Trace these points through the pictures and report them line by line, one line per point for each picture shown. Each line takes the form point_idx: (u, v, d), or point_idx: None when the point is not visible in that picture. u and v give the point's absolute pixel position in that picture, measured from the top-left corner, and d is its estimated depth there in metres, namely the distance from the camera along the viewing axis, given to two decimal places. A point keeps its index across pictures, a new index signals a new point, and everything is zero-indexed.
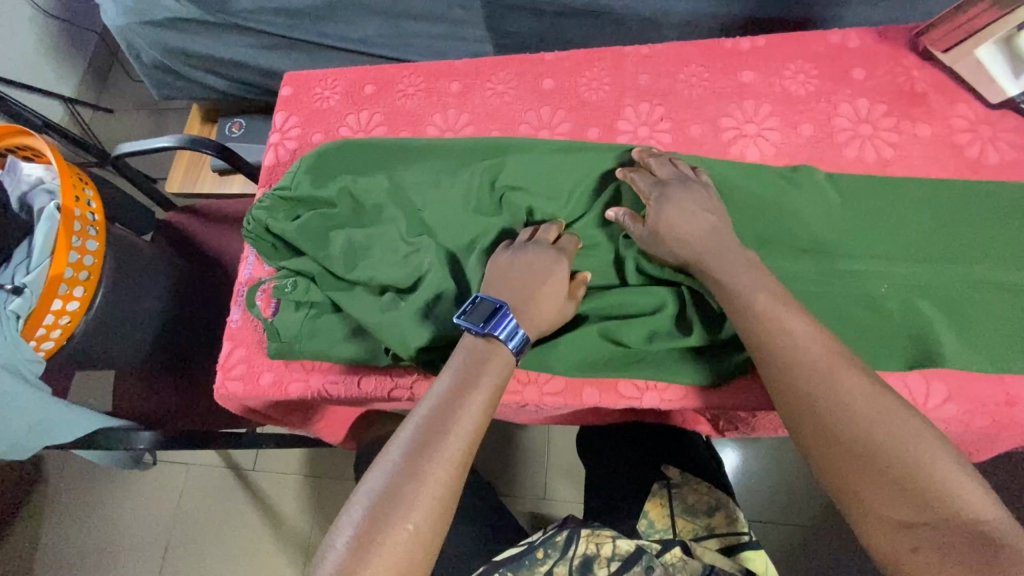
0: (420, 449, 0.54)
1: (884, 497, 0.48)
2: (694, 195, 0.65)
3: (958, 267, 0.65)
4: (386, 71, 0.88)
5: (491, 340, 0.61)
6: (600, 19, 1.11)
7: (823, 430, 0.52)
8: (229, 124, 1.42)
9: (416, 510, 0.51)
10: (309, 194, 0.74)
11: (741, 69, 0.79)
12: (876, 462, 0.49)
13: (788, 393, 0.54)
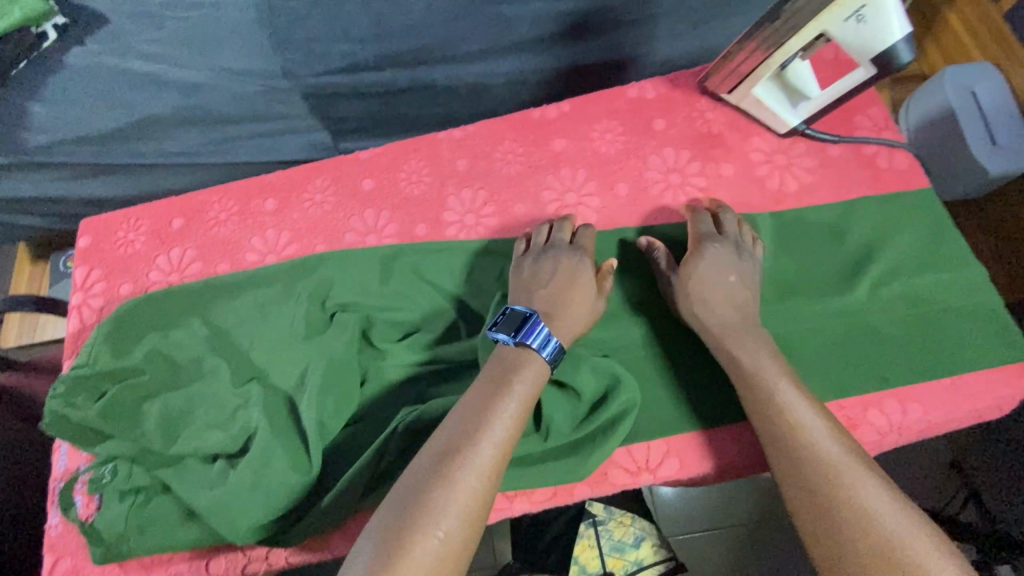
0: (428, 484, 0.50)
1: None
2: (739, 266, 0.66)
3: (775, 301, 0.68)
4: (193, 200, 0.82)
5: (524, 348, 0.60)
6: (429, 92, 1.11)
7: (813, 508, 0.51)
8: (65, 258, 1.29)
9: (447, 521, 0.48)
10: (113, 366, 0.67)
11: (552, 138, 0.80)
12: (861, 551, 0.47)
13: (786, 455, 0.54)
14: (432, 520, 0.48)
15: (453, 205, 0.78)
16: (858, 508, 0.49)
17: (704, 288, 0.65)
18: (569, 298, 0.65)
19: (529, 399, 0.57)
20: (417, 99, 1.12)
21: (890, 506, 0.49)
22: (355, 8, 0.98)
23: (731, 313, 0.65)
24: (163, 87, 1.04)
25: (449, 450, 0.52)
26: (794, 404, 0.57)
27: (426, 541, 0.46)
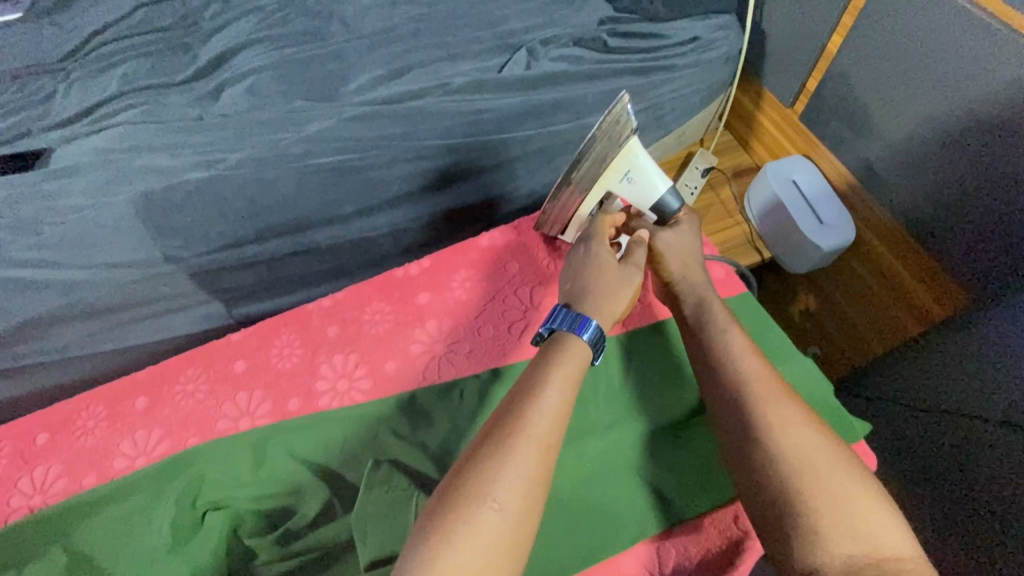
0: (499, 464, 0.54)
1: (812, 518, 0.56)
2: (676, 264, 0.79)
3: (632, 423, 0.78)
4: (60, 411, 0.80)
5: (564, 334, 0.67)
6: (315, 251, 1.18)
7: (783, 454, 0.60)
8: None
9: (503, 491, 0.52)
10: None
11: (416, 294, 0.87)
12: (817, 483, 0.58)
13: (755, 406, 0.64)
14: (498, 496, 0.52)
15: (325, 372, 0.81)
16: (814, 450, 0.60)
17: (693, 242, 0.81)
18: (606, 283, 0.72)
19: (576, 380, 0.62)
20: (304, 259, 1.19)
21: (837, 451, 0.60)
22: (231, 192, 1.08)
23: (697, 270, 0.80)
24: (42, 288, 1.05)
25: (515, 433, 0.56)
26: (748, 373, 0.67)
27: (496, 517, 0.51)
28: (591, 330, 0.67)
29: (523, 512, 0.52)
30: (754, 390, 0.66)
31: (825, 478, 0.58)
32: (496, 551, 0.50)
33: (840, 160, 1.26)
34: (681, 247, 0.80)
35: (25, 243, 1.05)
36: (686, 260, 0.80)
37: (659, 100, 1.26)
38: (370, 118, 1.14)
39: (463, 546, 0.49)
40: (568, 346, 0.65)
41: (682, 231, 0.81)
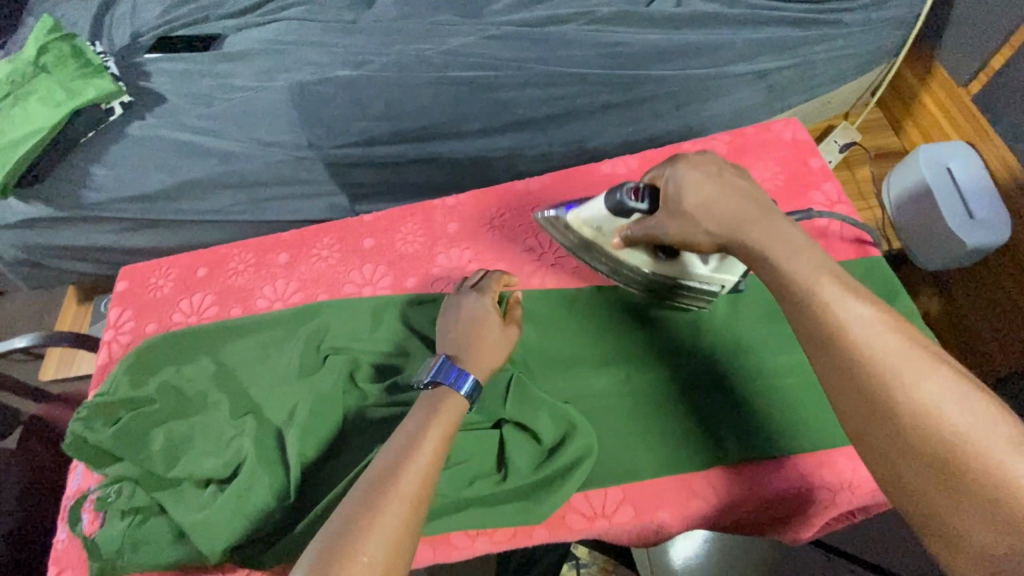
0: (354, 529, 0.52)
1: (972, 518, 0.42)
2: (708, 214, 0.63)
3: (733, 359, 0.75)
4: (218, 252, 0.93)
5: (439, 386, 0.66)
6: (437, 163, 1.23)
7: (901, 456, 0.46)
8: (105, 301, 1.43)
9: (367, 539, 0.51)
10: (130, 395, 0.76)
11: (533, 206, 0.89)
12: (938, 486, 0.44)
13: (856, 397, 0.49)
14: (362, 553, 0.50)
15: (441, 261, 0.87)
16: (945, 432, 0.44)
17: (698, 184, 0.64)
18: (484, 338, 0.71)
19: (451, 424, 0.63)
20: (422, 168, 1.24)
21: (974, 416, 0.45)
22: (373, 93, 1.16)
23: (738, 214, 0.61)
24: (206, 155, 1.19)
25: (369, 495, 0.55)
26: (832, 335, 0.51)
27: (364, 573, 0.49)
28: (468, 384, 0.66)
29: (395, 563, 0.51)
30: (852, 373, 0.49)
31: (963, 462, 0.43)
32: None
33: (1012, 150, 1.12)
34: (693, 204, 0.63)
35: (196, 110, 1.21)
36: (716, 207, 0.63)
37: (810, 60, 1.18)
38: (509, 38, 1.17)
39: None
40: (432, 398, 0.65)
41: (675, 184, 0.65)
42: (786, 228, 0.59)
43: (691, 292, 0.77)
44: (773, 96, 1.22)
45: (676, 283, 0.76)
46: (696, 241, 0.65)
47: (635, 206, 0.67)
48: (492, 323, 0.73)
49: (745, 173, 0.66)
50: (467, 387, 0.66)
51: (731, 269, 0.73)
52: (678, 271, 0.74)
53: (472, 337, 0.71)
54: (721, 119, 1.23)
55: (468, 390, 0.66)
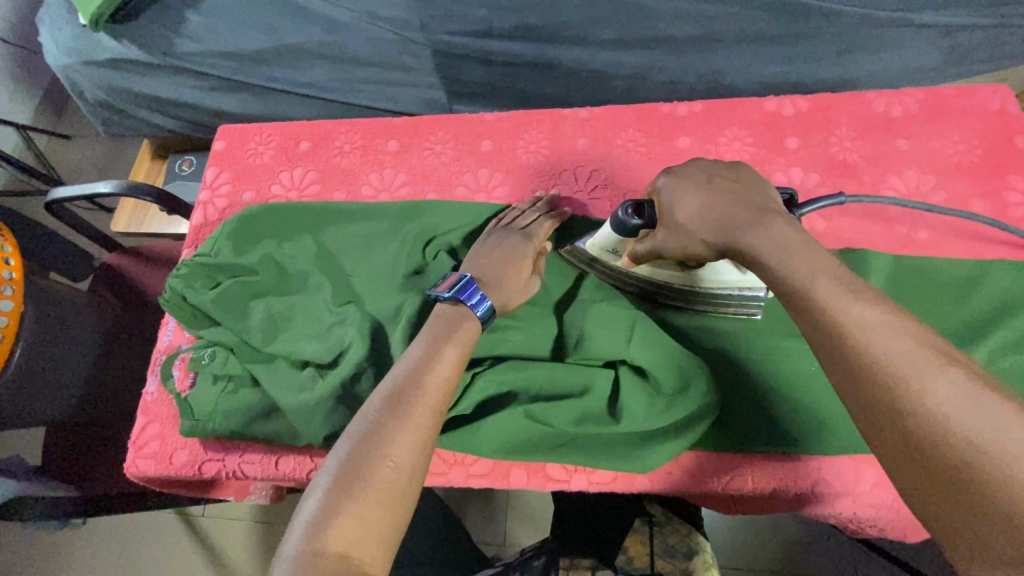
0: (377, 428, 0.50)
1: (986, 539, 0.35)
2: (701, 210, 0.55)
3: None
4: (323, 127, 0.86)
5: (458, 304, 0.62)
6: (552, 71, 1.10)
7: (900, 469, 0.40)
8: (179, 162, 1.39)
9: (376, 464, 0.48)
10: (231, 260, 0.72)
11: (678, 135, 0.78)
12: (946, 506, 0.37)
13: (869, 403, 0.42)
14: (390, 456, 0.49)
15: (566, 179, 0.78)
16: (953, 438, 0.37)
17: (693, 191, 0.56)
18: (506, 276, 0.66)
19: (469, 337, 0.60)
20: (533, 74, 1.11)
21: (987, 422, 0.37)
22: None
23: (734, 217, 0.54)
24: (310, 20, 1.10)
25: (392, 403, 0.52)
26: (850, 332, 0.44)
27: (392, 474, 0.48)
28: (482, 309, 0.62)
29: (420, 467, 0.50)
30: (854, 379, 0.43)
31: (966, 473, 0.36)
32: (392, 510, 0.47)
33: None
34: (684, 214, 0.56)
35: None
36: (708, 213, 0.55)
37: (1009, 23, 1.01)
38: None
39: (362, 504, 0.45)
40: (448, 313, 0.61)
41: (668, 194, 0.58)
42: (784, 230, 0.52)
43: (712, 299, 0.68)
44: (952, 59, 1.05)
45: (695, 292, 0.68)
46: (694, 250, 0.57)
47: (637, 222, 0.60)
48: (519, 263, 0.67)
49: (750, 171, 0.59)
50: (483, 311, 0.62)
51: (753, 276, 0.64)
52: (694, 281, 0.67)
53: (490, 270, 0.66)
54: (885, 75, 1.07)
55: (483, 314, 0.62)
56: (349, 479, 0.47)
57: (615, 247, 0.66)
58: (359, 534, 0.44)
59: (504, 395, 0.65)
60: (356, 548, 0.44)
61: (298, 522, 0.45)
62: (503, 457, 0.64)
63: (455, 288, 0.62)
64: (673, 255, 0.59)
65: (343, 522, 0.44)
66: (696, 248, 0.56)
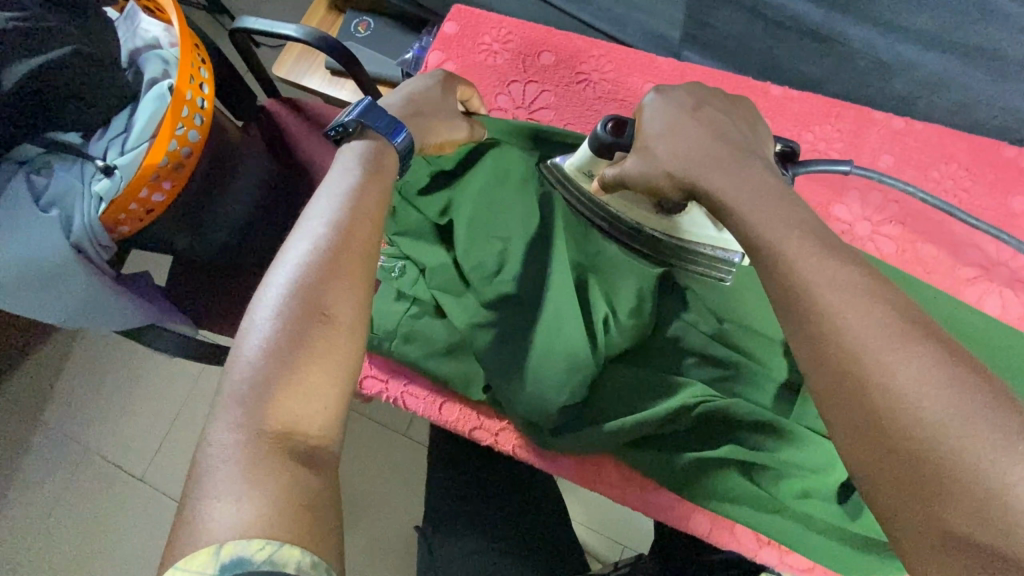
0: (304, 288, 0.45)
1: (918, 505, 0.33)
2: (672, 134, 0.51)
3: None
4: (572, 42, 0.72)
5: (364, 130, 0.55)
6: (824, 48, 0.91)
7: (862, 453, 0.36)
8: (355, 21, 1.27)
9: (317, 303, 0.45)
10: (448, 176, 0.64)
11: (1013, 192, 0.62)
12: (888, 464, 0.35)
13: (841, 372, 0.38)
14: (320, 315, 0.44)
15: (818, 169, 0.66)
16: (915, 416, 0.35)
17: (680, 119, 0.51)
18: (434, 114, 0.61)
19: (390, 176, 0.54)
20: (803, 47, 0.92)
21: (938, 396, 0.35)
22: None
23: (709, 154, 0.49)
24: None
25: (317, 255, 0.47)
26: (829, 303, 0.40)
27: (321, 336, 0.44)
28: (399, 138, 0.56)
29: (354, 324, 0.46)
30: (824, 349, 0.39)
31: (928, 468, 0.33)
32: (333, 370, 0.44)
33: None
34: (657, 136, 0.51)
35: None
36: (681, 144, 0.50)
37: None
38: None
39: (306, 361, 0.43)
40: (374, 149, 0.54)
41: (650, 116, 0.53)
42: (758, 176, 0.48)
43: (685, 256, 0.60)
44: None
45: (669, 245, 0.60)
46: (659, 187, 0.51)
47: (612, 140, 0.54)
48: (446, 109, 0.61)
49: (744, 110, 0.54)
50: (400, 141, 0.56)
51: (733, 236, 0.56)
52: (673, 230, 0.58)
53: (409, 108, 0.59)
54: None
55: (400, 144, 0.56)
56: (284, 347, 0.43)
57: (589, 169, 0.58)
58: (300, 399, 0.42)
59: (711, 432, 0.56)
60: (300, 411, 0.41)
61: (235, 383, 0.42)
62: (691, 498, 0.56)
63: (360, 110, 0.56)
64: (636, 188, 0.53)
65: (286, 379, 0.42)
66: (660, 181, 0.51)
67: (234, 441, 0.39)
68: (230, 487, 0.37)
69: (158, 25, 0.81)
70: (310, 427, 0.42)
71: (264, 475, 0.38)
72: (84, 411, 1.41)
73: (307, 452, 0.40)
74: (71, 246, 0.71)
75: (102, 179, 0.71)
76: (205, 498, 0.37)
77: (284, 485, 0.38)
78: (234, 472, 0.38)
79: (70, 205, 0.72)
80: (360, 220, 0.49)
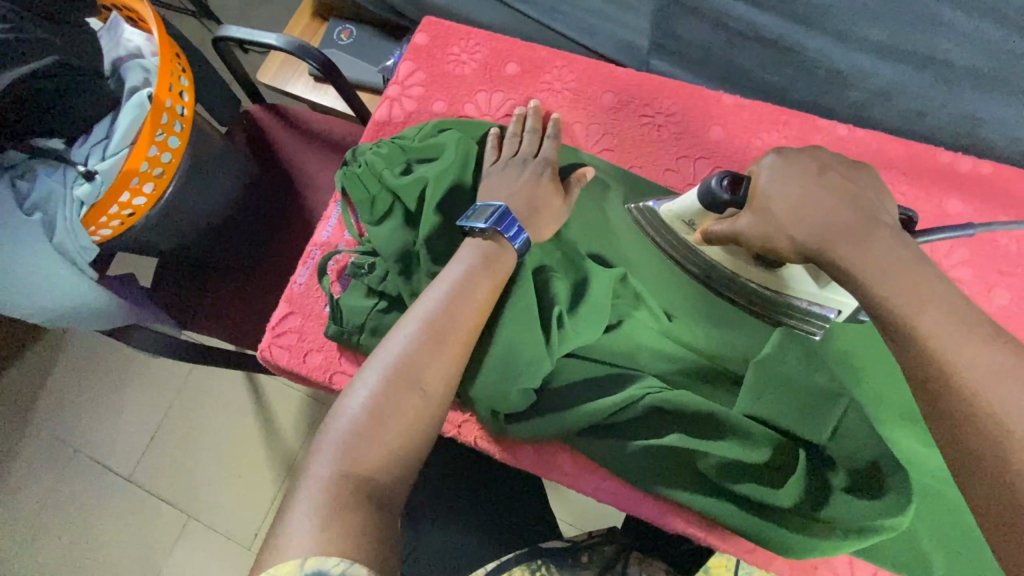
0: (409, 363, 0.51)
1: (971, 468, 0.39)
2: (809, 197, 0.49)
3: None
4: (537, 53, 0.77)
5: (496, 237, 0.59)
6: (784, 56, 0.95)
7: (949, 450, 0.41)
8: (338, 29, 1.30)
9: (423, 386, 0.51)
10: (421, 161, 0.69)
11: (947, 197, 0.69)
12: (949, 429, 0.41)
13: (906, 349, 0.44)
14: (418, 387, 0.51)
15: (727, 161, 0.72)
16: (960, 385, 0.40)
17: (801, 181, 0.50)
18: (541, 206, 0.64)
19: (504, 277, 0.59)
20: (762, 55, 0.96)
21: (973, 359, 0.41)
22: None
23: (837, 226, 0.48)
24: None
25: (429, 339, 0.53)
26: None
27: (416, 406, 0.50)
28: (519, 241, 0.60)
29: (446, 395, 0.52)
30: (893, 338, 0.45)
31: (963, 422, 0.40)
32: (417, 440, 0.50)
33: None
34: (784, 201, 0.50)
35: None
36: (807, 208, 0.49)
37: None
38: None
39: (398, 433, 0.49)
40: (489, 241, 0.59)
41: (770, 176, 0.51)
42: (889, 249, 0.47)
43: (781, 308, 0.61)
44: None
45: (768, 297, 0.61)
46: (775, 245, 0.51)
47: (727, 197, 0.53)
48: (554, 198, 0.65)
49: (870, 173, 0.52)
50: (519, 243, 0.60)
51: (836, 293, 0.56)
52: (782, 285, 0.58)
53: (526, 208, 0.63)
54: None
55: (520, 248, 0.60)
56: (382, 408, 0.49)
57: (693, 219, 0.58)
58: (386, 458, 0.48)
59: (659, 422, 0.58)
60: (382, 466, 0.48)
61: (336, 430, 0.48)
62: (638, 482, 0.59)
63: (493, 218, 0.59)
64: (750, 246, 0.53)
65: (379, 444, 0.48)
66: (780, 244, 0.50)
67: (323, 475, 0.46)
68: (314, 509, 0.43)
69: (139, 34, 0.83)
70: (389, 480, 0.48)
71: (344, 511, 0.44)
72: (70, 410, 1.43)
73: (382, 502, 0.46)
74: (54, 248, 0.74)
75: (83, 184, 0.74)
76: (294, 510, 0.43)
77: (361, 528, 0.43)
78: (318, 506, 0.44)
79: (51, 209, 0.74)
80: (464, 306, 0.55)
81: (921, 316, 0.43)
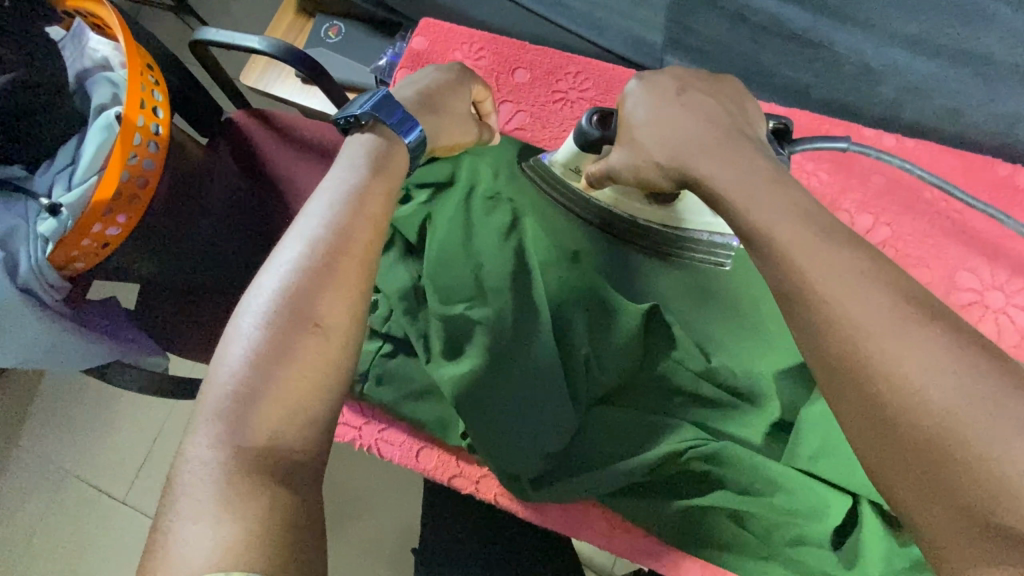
0: (294, 295, 0.41)
1: (941, 506, 0.30)
2: (674, 114, 0.47)
3: None
4: (547, 57, 0.70)
5: (376, 126, 0.49)
6: (813, 51, 0.87)
7: (909, 489, 0.31)
8: (325, 26, 1.21)
9: (312, 314, 0.40)
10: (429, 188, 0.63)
11: None
12: (908, 459, 0.31)
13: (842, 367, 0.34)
14: (309, 322, 0.40)
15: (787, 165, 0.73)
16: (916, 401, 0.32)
17: (664, 103, 0.48)
18: (448, 107, 0.54)
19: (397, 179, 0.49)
20: (789, 51, 0.88)
21: (924, 370, 0.32)
22: None
23: (697, 139, 0.46)
24: None
25: (313, 262, 0.42)
26: None
27: (313, 341, 0.40)
28: (412, 136, 0.50)
29: (349, 320, 0.42)
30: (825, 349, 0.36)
31: (935, 451, 0.30)
32: (324, 382, 0.39)
33: None
34: (648, 125, 0.48)
35: None
36: (673, 129, 0.47)
37: None
38: None
39: (293, 379, 0.38)
40: (377, 140, 0.49)
41: (634, 101, 0.50)
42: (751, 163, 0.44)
43: (682, 244, 0.61)
44: None
45: (667, 235, 0.61)
46: (650, 176, 0.49)
47: (599, 133, 0.53)
48: (459, 105, 0.56)
49: (732, 86, 0.51)
50: (411, 138, 0.50)
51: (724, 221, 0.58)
52: (671, 221, 0.59)
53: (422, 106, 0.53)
54: None
55: (413, 142, 0.50)
56: (270, 354, 0.39)
57: (576, 164, 0.58)
58: (290, 411, 0.38)
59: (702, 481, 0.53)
60: (288, 426, 0.37)
61: (215, 399, 0.38)
62: (682, 545, 0.54)
63: (370, 104, 0.50)
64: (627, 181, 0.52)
65: (272, 398, 0.38)
66: (651, 171, 0.49)
67: (209, 460, 0.35)
68: (203, 508, 0.33)
69: (106, 43, 0.75)
70: (300, 438, 0.38)
71: (241, 498, 0.34)
72: (47, 438, 1.32)
73: (294, 474, 0.36)
74: (18, 290, 0.67)
75: (48, 218, 0.67)
76: (177, 517, 0.33)
77: (265, 503, 0.34)
78: (208, 498, 0.34)
79: (13, 246, 0.67)
80: (360, 216, 0.45)
81: (879, 285, 0.36)
